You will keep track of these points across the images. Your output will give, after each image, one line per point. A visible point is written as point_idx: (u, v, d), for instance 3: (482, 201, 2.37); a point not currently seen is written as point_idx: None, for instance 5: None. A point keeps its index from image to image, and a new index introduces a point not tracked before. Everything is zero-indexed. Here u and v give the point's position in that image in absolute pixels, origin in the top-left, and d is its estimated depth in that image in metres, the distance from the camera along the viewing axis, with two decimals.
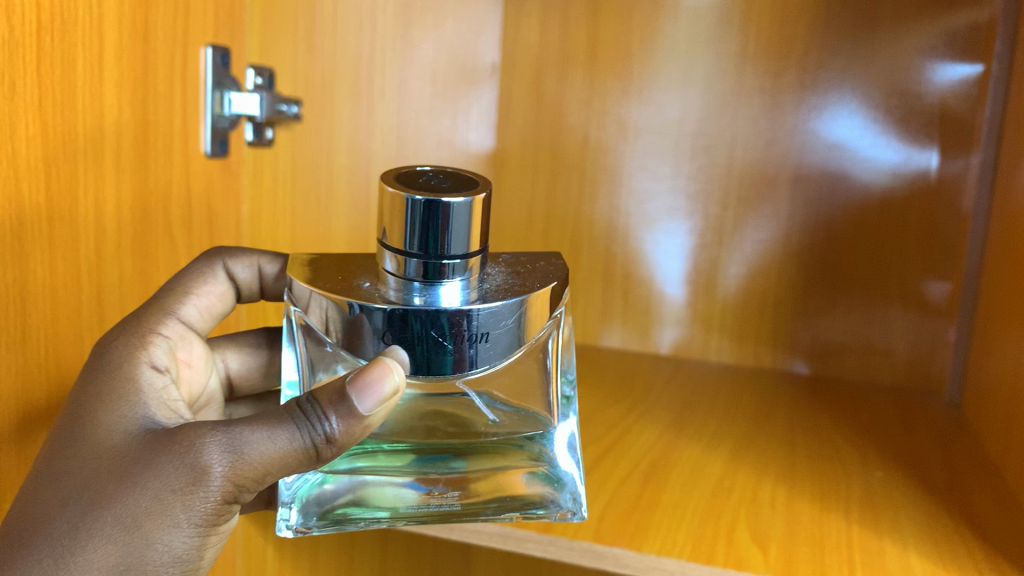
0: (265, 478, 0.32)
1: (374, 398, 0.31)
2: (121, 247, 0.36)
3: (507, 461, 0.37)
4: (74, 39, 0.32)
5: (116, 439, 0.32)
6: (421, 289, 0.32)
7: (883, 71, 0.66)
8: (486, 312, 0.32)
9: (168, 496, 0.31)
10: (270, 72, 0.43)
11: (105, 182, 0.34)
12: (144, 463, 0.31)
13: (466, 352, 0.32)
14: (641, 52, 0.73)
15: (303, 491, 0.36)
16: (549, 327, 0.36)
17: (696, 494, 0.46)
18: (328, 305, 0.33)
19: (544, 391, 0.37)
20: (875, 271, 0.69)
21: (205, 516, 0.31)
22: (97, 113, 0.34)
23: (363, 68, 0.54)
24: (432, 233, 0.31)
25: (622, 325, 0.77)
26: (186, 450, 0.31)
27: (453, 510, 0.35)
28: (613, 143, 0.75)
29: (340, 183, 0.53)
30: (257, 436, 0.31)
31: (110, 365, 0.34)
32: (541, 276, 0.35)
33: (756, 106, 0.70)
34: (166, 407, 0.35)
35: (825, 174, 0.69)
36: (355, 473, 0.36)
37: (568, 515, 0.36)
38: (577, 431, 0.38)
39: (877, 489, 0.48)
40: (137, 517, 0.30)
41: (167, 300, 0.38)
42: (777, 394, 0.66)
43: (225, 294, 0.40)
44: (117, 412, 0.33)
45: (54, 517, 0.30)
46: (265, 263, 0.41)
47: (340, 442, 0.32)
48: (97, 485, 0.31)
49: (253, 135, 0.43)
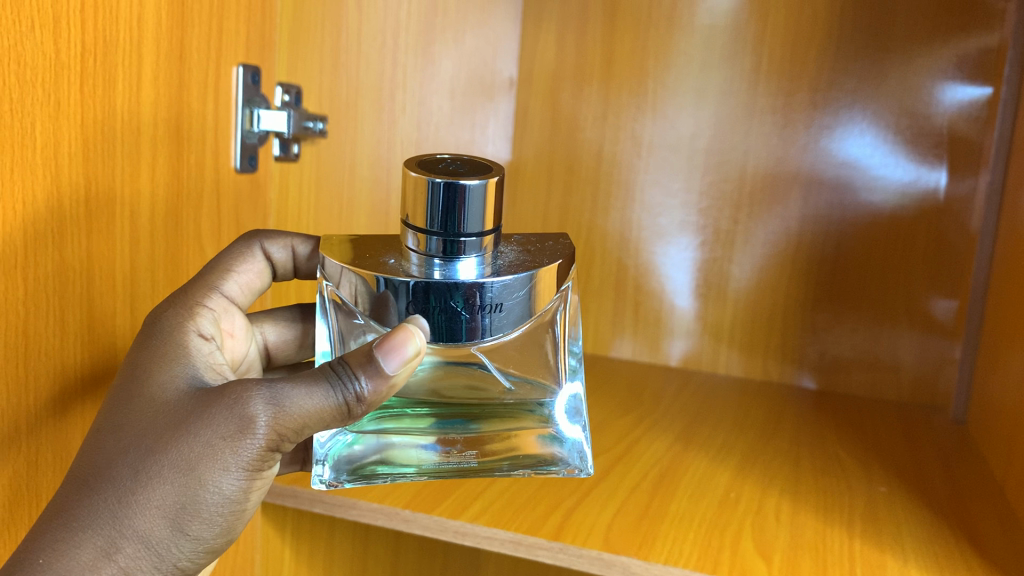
0: (304, 431, 0.33)
1: (397, 359, 0.32)
2: (154, 252, 0.38)
3: (520, 423, 0.38)
4: (116, 59, 0.33)
5: (168, 395, 0.33)
6: (441, 266, 0.33)
7: (893, 94, 0.67)
8: (499, 285, 0.33)
9: (218, 443, 0.32)
10: (298, 90, 0.45)
11: (141, 197, 0.36)
12: (195, 414, 0.32)
13: (480, 320, 0.34)
14: (656, 69, 0.74)
15: (335, 451, 0.37)
16: (556, 301, 0.37)
17: (703, 505, 0.47)
18: (356, 280, 0.34)
19: (552, 359, 0.38)
20: (883, 289, 0.70)
21: (252, 464, 0.32)
22: (135, 128, 0.35)
23: (386, 85, 0.55)
24: (450, 213, 0.32)
25: (633, 336, 0.79)
26: (234, 401, 0.32)
27: (470, 467, 0.37)
28: (627, 158, 0.77)
29: (361, 192, 0.55)
30: (298, 391, 0.32)
31: (161, 330, 0.35)
32: (550, 253, 0.36)
33: (768, 124, 0.72)
34: (212, 370, 0.36)
35: (835, 192, 0.70)
36: (382, 434, 0.37)
37: (574, 472, 0.38)
38: (581, 393, 0.39)
39: (880, 503, 0.50)
40: (191, 461, 0.31)
41: (208, 277, 0.39)
42: (784, 408, 0.67)
43: (263, 273, 0.41)
44: (168, 371, 0.34)
45: (115, 461, 0.31)
46: (298, 244, 0.42)
47: (369, 401, 0.33)
48: (153, 433, 0.32)
49: (280, 150, 0.45)
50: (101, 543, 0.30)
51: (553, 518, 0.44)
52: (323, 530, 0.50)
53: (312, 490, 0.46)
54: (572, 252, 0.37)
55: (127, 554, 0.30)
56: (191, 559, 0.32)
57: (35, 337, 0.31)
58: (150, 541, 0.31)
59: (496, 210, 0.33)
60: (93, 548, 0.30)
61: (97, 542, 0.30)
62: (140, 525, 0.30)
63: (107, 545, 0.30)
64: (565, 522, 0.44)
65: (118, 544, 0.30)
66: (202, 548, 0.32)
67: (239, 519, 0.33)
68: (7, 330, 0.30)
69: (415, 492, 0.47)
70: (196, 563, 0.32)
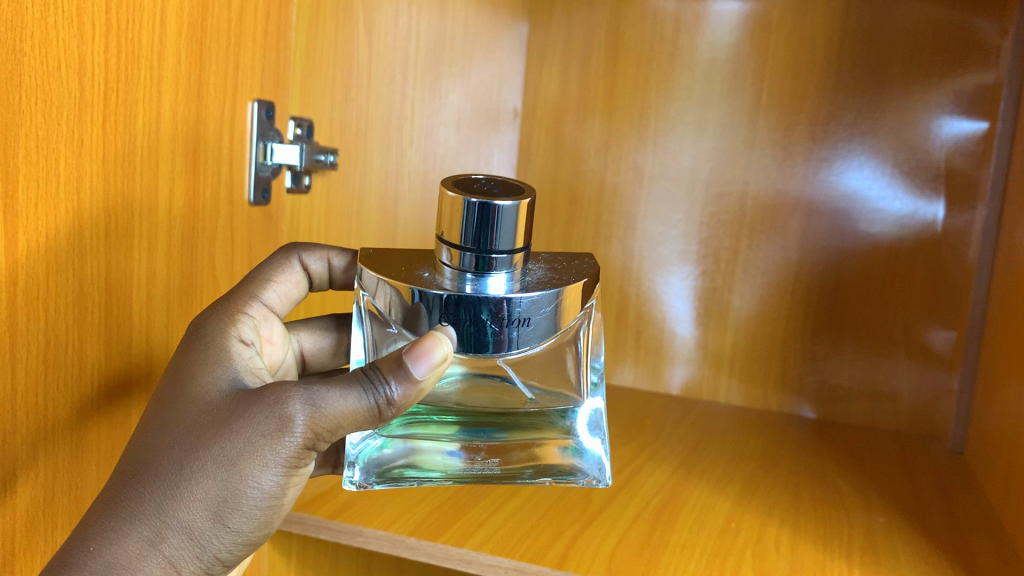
0: (338, 432, 0.34)
1: (425, 365, 0.33)
2: (169, 282, 0.38)
3: (543, 434, 0.39)
4: (136, 97, 0.34)
5: (211, 395, 0.34)
6: (473, 280, 0.34)
7: (892, 129, 0.69)
8: (527, 300, 0.34)
9: (258, 441, 0.33)
10: (310, 124, 0.46)
11: (158, 229, 0.37)
12: (237, 412, 0.33)
13: (506, 333, 0.35)
14: (658, 102, 0.76)
15: (365, 453, 0.38)
16: (581, 317, 0.38)
17: (704, 533, 0.48)
18: (391, 292, 0.35)
19: (574, 374, 0.39)
20: (881, 320, 0.71)
21: (291, 461, 0.33)
22: (153, 166, 0.36)
23: (394, 119, 0.57)
24: (483, 231, 0.33)
25: (634, 364, 0.79)
26: (274, 401, 0.33)
27: (493, 474, 0.38)
28: (629, 188, 0.78)
29: (370, 223, 0.56)
30: (333, 393, 0.33)
31: (204, 336, 0.37)
32: (576, 272, 0.37)
33: (768, 157, 0.73)
34: (252, 373, 0.37)
35: (833, 222, 0.71)
36: (410, 439, 0.38)
37: (593, 482, 0.39)
38: (603, 408, 0.40)
39: (879, 534, 0.50)
40: (232, 457, 0.32)
41: (249, 288, 0.40)
42: (784, 438, 0.68)
43: (300, 283, 0.42)
44: (211, 373, 0.35)
45: (162, 455, 0.32)
46: (334, 257, 0.43)
47: (399, 404, 0.34)
48: (197, 430, 0.33)
49: (292, 183, 0.46)
50: (147, 533, 0.31)
51: (556, 547, 0.45)
52: (327, 560, 0.50)
53: (318, 517, 0.47)
54: (596, 273, 0.38)
55: (171, 544, 0.32)
56: (230, 551, 0.33)
57: (54, 367, 0.32)
58: (192, 532, 0.32)
59: (527, 228, 0.34)
60: (139, 537, 0.31)
61: (143, 532, 0.31)
62: (183, 517, 0.32)
63: (153, 535, 0.31)
64: (568, 550, 0.44)
65: (163, 534, 0.31)
66: (241, 540, 0.34)
67: (276, 513, 0.34)
68: (25, 361, 0.31)
69: (422, 517, 0.47)
70: (234, 555, 0.34)
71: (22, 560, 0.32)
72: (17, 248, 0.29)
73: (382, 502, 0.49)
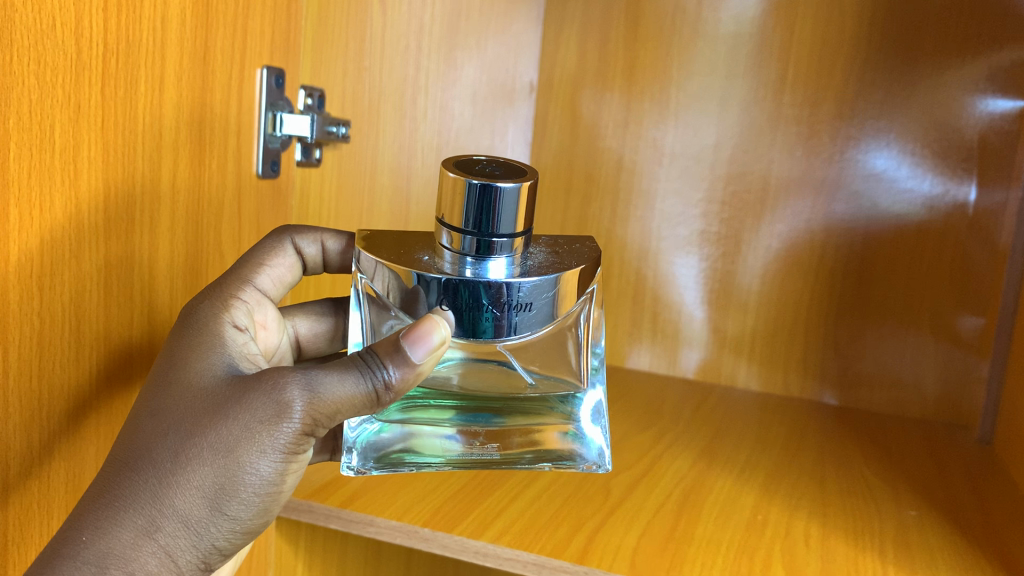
0: (337, 417, 0.32)
1: (424, 349, 0.32)
2: (173, 257, 0.36)
3: (542, 419, 0.38)
4: (138, 60, 0.32)
5: (206, 381, 0.32)
6: (473, 264, 0.33)
7: (923, 107, 0.66)
8: (529, 285, 0.32)
9: (256, 427, 0.31)
10: (321, 94, 0.44)
11: (161, 200, 0.35)
12: (233, 398, 0.31)
13: (506, 317, 0.33)
14: (680, 77, 0.73)
15: (363, 437, 0.36)
16: (583, 302, 0.37)
17: (730, 527, 0.46)
18: (389, 275, 0.33)
19: (575, 359, 0.38)
20: (907, 304, 0.69)
21: (290, 448, 0.32)
22: (156, 133, 0.34)
23: (408, 90, 0.54)
24: (484, 215, 0.31)
25: (651, 346, 0.77)
26: (271, 387, 0.31)
27: (493, 459, 0.36)
28: (648, 166, 0.75)
29: (383, 200, 0.54)
30: (331, 378, 0.32)
31: (197, 321, 0.35)
32: (579, 256, 0.35)
33: (793, 136, 0.71)
34: (247, 360, 0.35)
35: (860, 204, 0.69)
36: (407, 423, 0.36)
37: (594, 468, 0.37)
38: (605, 398, 0.38)
39: (910, 529, 0.48)
40: (229, 444, 0.31)
41: (242, 271, 0.38)
42: (806, 425, 0.66)
43: (294, 267, 0.40)
44: (205, 359, 0.33)
45: (155, 443, 0.30)
46: (328, 240, 0.41)
47: (397, 388, 0.32)
48: (192, 417, 0.31)
49: (302, 155, 0.43)
50: (142, 523, 0.29)
51: (577, 541, 0.43)
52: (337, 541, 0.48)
53: (328, 505, 0.44)
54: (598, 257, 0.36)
55: (167, 534, 0.30)
56: (228, 540, 0.32)
57: (49, 348, 0.30)
58: (189, 520, 0.30)
59: (529, 211, 0.32)
60: (133, 527, 0.29)
61: (137, 522, 0.29)
62: (180, 505, 0.30)
63: (147, 525, 0.29)
64: (589, 544, 0.42)
65: (158, 524, 0.30)
66: (239, 529, 0.32)
67: (276, 501, 0.33)
68: (18, 344, 0.28)
69: (436, 506, 0.45)
70: (233, 544, 0.32)
71: (16, 552, 0.30)
72: (6, 222, 0.27)
73: (394, 489, 0.47)
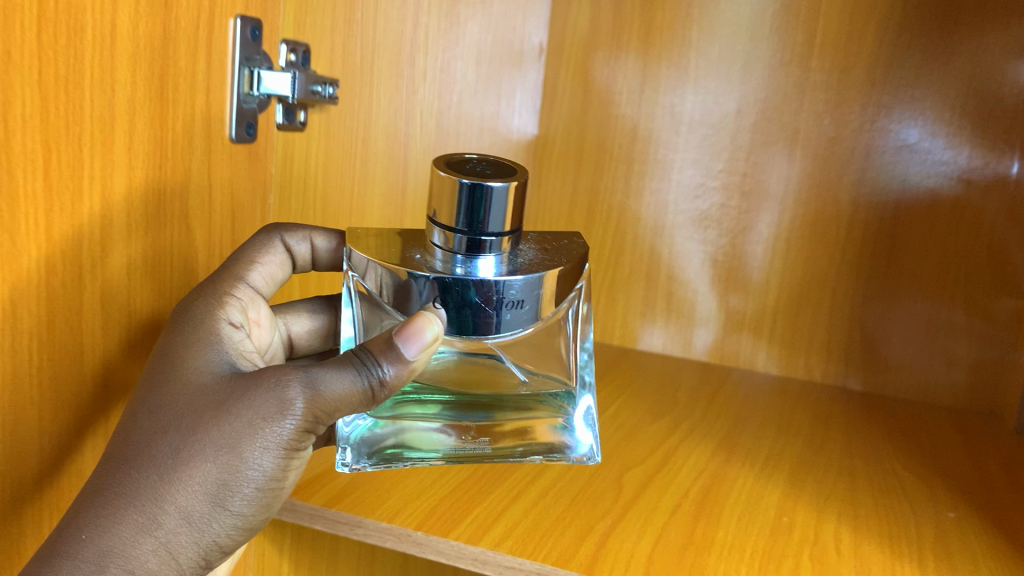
0: (335, 415, 0.32)
1: (416, 346, 0.32)
2: (133, 235, 0.32)
3: (533, 413, 0.37)
4: (85, 4, 0.28)
5: (205, 378, 0.32)
6: (463, 262, 0.33)
7: (963, 73, 0.61)
8: (519, 282, 0.33)
9: (258, 424, 0.31)
10: (306, 50, 0.39)
11: (116, 169, 0.30)
12: (234, 396, 0.31)
13: (496, 315, 0.33)
14: (699, 40, 0.68)
15: (357, 432, 0.35)
16: (571, 299, 0.36)
17: (754, 530, 0.42)
18: (382, 272, 0.33)
19: (565, 354, 0.37)
20: (941, 285, 0.64)
21: (292, 444, 0.31)
22: (108, 90, 0.29)
23: (405, 48, 0.50)
24: (475, 214, 0.31)
25: (665, 326, 0.73)
26: (271, 384, 0.31)
27: (486, 453, 0.36)
28: (664, 135, 0.71)
29: (376, 171, 0.49)
30: (330, 375, 0.31)
31: (194, 317, 0.34)
32: (568, 252, 0.36)
33: (820, 103, 0.66)
34: (244, 357, 0.34)
35: (892, 178, 0.64)
36: (398, 418, 0.36)
37: (584, 459, 0.37)
38: (594, 405, 0.38)
39: (951, 533, 0.44)
40: (230, 441, 0.30)
41: (234, 268, 0.37)
42: (831, 412, 0.62)
43: (284, 264, 0.39)
44: (202, 356, 0.33)
45: (154, 439, 0.30)
46: (318, 238, 0.40)
47: (391, 385, 0.32)
48: (192, 414, 0.30)
49: (283, 117, 0.39)
50: (143, 520, 0.29)
51: (586, 545, 0.39)
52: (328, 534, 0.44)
53: (313, 504, 0.40)
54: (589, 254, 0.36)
55: (168, 530, 0.29)
56: (229, 538, 0.31)
57: None
58: (190, 517, 0.30)
59: (518, 210, 0.32)
60: (134, 523, 0.29)
61: (138, 518, 0.29)
62: (181, 502, 0.29)
63: (148, 521, 0.29)
64: (599, 549, 0.39)
65: (159, 520, 0.29)
66: (239, 526, 0.31)
67: (275, 498, 0.32)
68: None
69: (432, 504, 0.41)
70: (233, 541, 0.32)
71: None
72: None
73: (386, 486, 0.43)
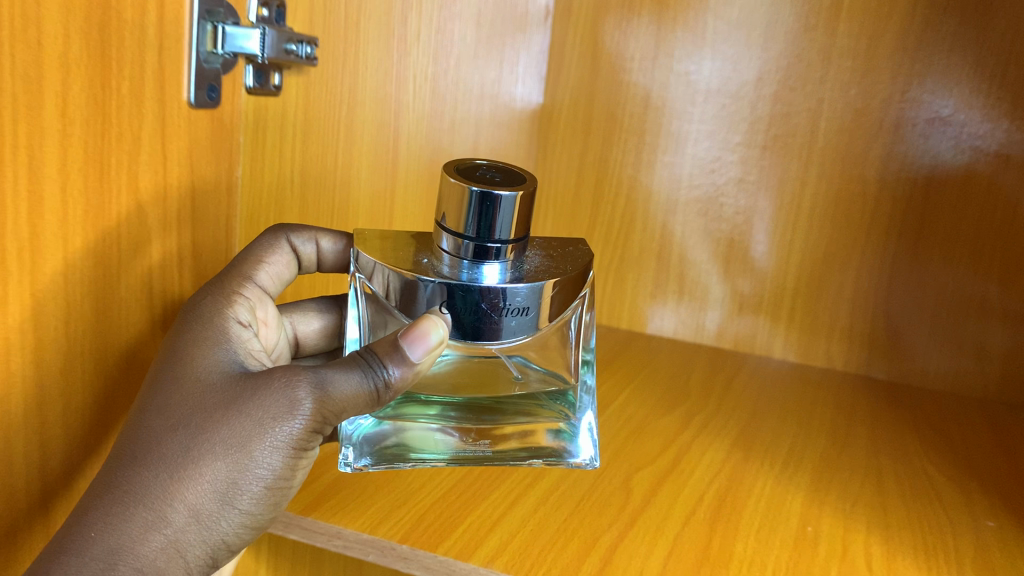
0: (344, 416, 0.31)
1: (422, 349, 0.31)
2: (68, 210, 0.28)
3: (534, 416, 0.36)
4: None
5: (213, 375, 0.31)
6: (469, 267, 0.32)
7: (1004, 39, 0.56)
8: (526, 289, 0.32)
9: (268, 423, 0.30)
10: (280, 3, 0.34)
11: (44, 136, 0.26)
12: (243, 394, 0.30)
13: (502, 323, 0.32)
14: (717, 3, 0.63)
15: (359, 431, 0.34)
16: (574, 306, 0.36)
17: (776, 543, 0.38)
18: (389, 274, 0.32)
19: (565, 355, 0.36)
20: (973, 269, 0.60)
21: (300, 444, 0.30)
22: (31, 43, 0.25)
23: (397, 6, 0.45)
24: (483, 222, 0.31)
25: (676, 309, 0.69)
26: (282, 382, 0.30)
27: (486, 456, 0.35)
28: (678, 104, 0.66)
29: (365, 142, 0.45)
30: (340, 374, 0.31)
31: (201, 313, 0.33)
32: (575, 259, 0.35)
33: (847, 71, 0.61)
34: (251, 356, 0.33)
35: (924, 152, 0.60)
36: (397, 418, 0.35)
37: (584, 465, 0.36)
38: (594, 424, 0.37)
39: (993, 546, 0.40)
40: (241, 439, 0.29)
41: (242, 267, 0.35)
42: (854, 404, 0.58)
43: (291, 265, 0.37)
44: (209, 353, 0.32)
45: (163, 435, 0.29)
46: (324, 239, 0.38)
47: (396, 387, 0.31)
48: (201, 411, 0.29)
49: (254, 79, 0.34)
50: (152, 517, 0.28)
51: (591, 559, 0.35)
52: None
53: (288, 512, 0.36)
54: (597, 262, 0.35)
55: (177, 529, 0.28)
56: (235, 540, 0.30)
57: None
58: (199, 517, 0.29)
59: (525, 218, 0.32)
60: (143, 521, 0.27)
61: (147, 516, 0.28)
62: (190, 500, 0.28)
63: (157, 519, 0.28)
64: (606, 564, 0.35)
65: (168, 518, 0.28)
66: (246, 529, 0.30)
67: (282, 501, 0.31)
68: None
69: (420, 512, 0.38)
70: (239, 544, 0.30)
71: None
72: None
73: (372, 490, 0.39)
